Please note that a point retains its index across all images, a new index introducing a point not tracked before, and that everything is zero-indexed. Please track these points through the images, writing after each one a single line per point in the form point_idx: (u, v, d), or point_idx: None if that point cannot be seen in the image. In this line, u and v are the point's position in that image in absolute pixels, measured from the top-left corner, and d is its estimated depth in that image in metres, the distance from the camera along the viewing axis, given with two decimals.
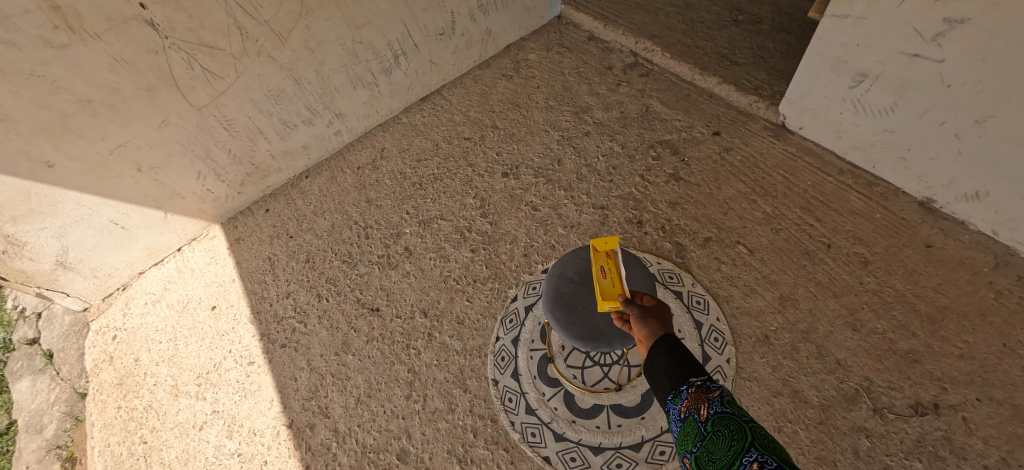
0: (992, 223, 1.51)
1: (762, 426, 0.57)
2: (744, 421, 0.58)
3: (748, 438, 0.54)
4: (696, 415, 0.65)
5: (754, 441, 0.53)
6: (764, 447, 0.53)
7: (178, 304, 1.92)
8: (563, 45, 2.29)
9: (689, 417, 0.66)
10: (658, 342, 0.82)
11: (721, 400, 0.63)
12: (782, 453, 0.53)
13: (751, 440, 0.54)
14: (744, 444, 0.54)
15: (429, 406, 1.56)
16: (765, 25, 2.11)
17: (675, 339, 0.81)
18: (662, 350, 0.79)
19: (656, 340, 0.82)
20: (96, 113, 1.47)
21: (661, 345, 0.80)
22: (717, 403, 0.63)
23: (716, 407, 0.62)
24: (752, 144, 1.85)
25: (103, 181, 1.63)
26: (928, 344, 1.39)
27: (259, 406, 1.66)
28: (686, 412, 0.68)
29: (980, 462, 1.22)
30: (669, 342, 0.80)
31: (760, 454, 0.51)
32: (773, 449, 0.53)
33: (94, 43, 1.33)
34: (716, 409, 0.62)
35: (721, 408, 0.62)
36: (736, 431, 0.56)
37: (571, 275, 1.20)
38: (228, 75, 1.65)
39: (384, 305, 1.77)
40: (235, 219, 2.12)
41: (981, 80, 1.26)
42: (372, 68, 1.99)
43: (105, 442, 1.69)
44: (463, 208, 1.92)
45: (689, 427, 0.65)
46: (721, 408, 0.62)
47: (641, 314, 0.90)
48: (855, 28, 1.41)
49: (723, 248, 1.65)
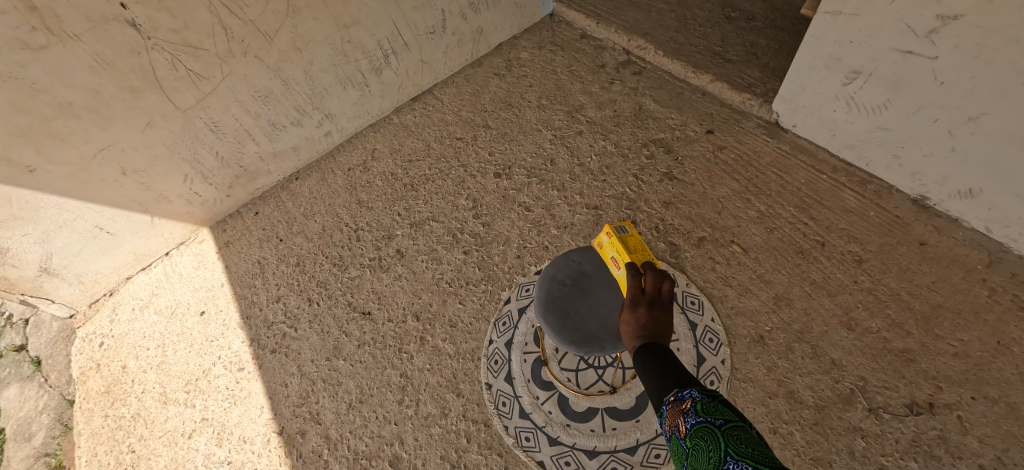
0: (986, 220, 1.50)
1: (736, 426, 0.55)
2: (717, 425, 0.56)
3: (723, 446, 0.52)
4: (677, 432, 0.64)
5: (729, 448, 0.52)
6: (739, 450, 0.51)
7: (166, 309, 1.89)
8: (556, 43, 2.27)
9: (673, 436, 0.64)
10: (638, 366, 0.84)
11: (694, 410, 0.62)
12: (759, 451, 0.51)
13: (725, 447, 0.52)
14: (720, 454, 0.52)
15: (422, 411, 1.54)
16: (758, 22, 2.10)
17: (651, 357, 0.82)
18: (645, 373, 0.81)
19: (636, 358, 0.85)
20: (77, 116, 1.43)
21: (642, 369, 0.82)
22: (691, 414, 0.62)
23: (691, 419, 0.61)
24: (745, 143, 1.83)
25: (86, 186, 1.59)
26: (922, 343, 1.39)
27: (249, 413, 1.64)
28: (670, 431, 0.66)
29: (975, 462, 1.22)
30: (648, 363, 0.81)
31: (736, 462, 0.49)
32: (749, 448, 0.51)
33: (73, 43, 1.29)
34: (692, 421, 0.61)
35: (696, 418, 0.60)
36: (711, 441, 0.55)
37: (563, 278, 1.18)
38: (213, 76, 1.61)
39: (376, 309, 1.75)
40: (224, 222, 2.08)
41: (974, 77, 1.24)
42: (361, 67, 1.96)
43: (92, 451, 1.66)
44: (455, 209, 1.89)
45: (676, 446, 0.64)
46: (696, 418, 0.61)
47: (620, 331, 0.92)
48: (848, 25, 1.39)
49: (718, 248, 1.64)
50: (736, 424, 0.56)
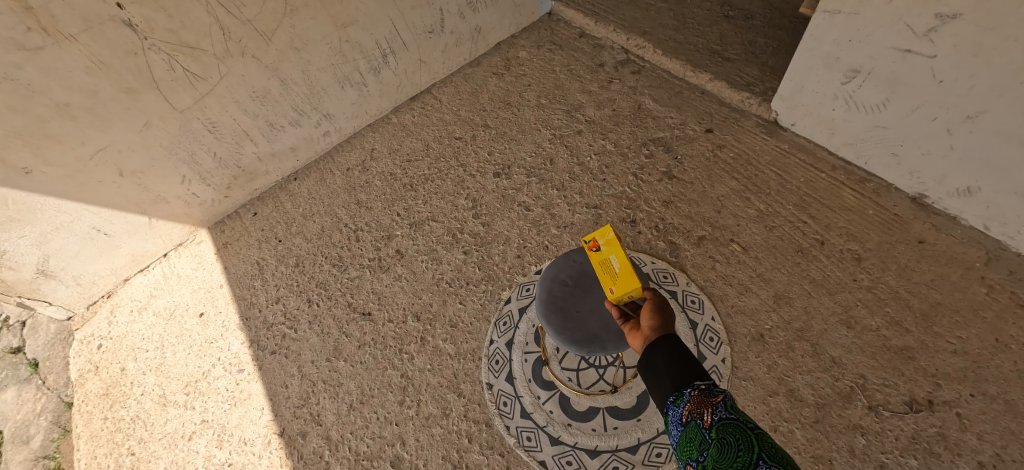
0: (983, 218, 1.51)
1: (768, 433, 0.56)
2: (750, 428, 0.57)
3: (754, 449, 0.53)
4: (699, 421, 0.63)
5: (762, 453, 0.52)
6: (772, 458, 0.51)
7: (165, 311, 1.88)
8: (554, 42, 2.27)
9: (692, 422, 0.65)
10: (656, 340, 0.81)
11: (724, 406, 0.62)
12: (790, 463, 0.51)
13: (758, 451, 0.52)
14: (751, 455, 0.52)
15: (423, 412, 1.54)
16: (756, 20, 2.10)
17: (676, 339, 0.80)
18: (660, 348, 0.79)
19: (661, 338, 0.80)
20: (74, 117, 1.42)
21: (660, 344, 0.79)
22: (721, 409, 0.62)
23: (721, 414, 0.61)
24: (744, 141, 1.84)
25: (82, 187, 1.58)
26: (921, 340, 1.39)
27: (249, 414, 1.63)
28: (688, 416, 0.66)
29: (975, 458, 1.23)
30: (672, 342, 0.79)
31: (768, 466, 0.49)
32: (780, 458, 0.52)
33: (70, 44, 1.28)
34: (721, 415, 0.61)
35: (727, 415, 0.61)
36: (742, 440, 0.55)
37: (565, 279, 1.18)
38: (210, 77, 1.61)
39: (376, 309, 1.75)
40: (222, 223, 2.08)
41: (972, 76, 1.25)
42: (360, 67, 1.96)
43: (92, 454, 1.65)
44: (454, 209, 1.89)
45: (691, 433, 0.64)
46: (725, 414, 0.61)
47: (654, 305, 0.89)
48: (847, 23, 1.40)
49: (718, 247, 1.64)
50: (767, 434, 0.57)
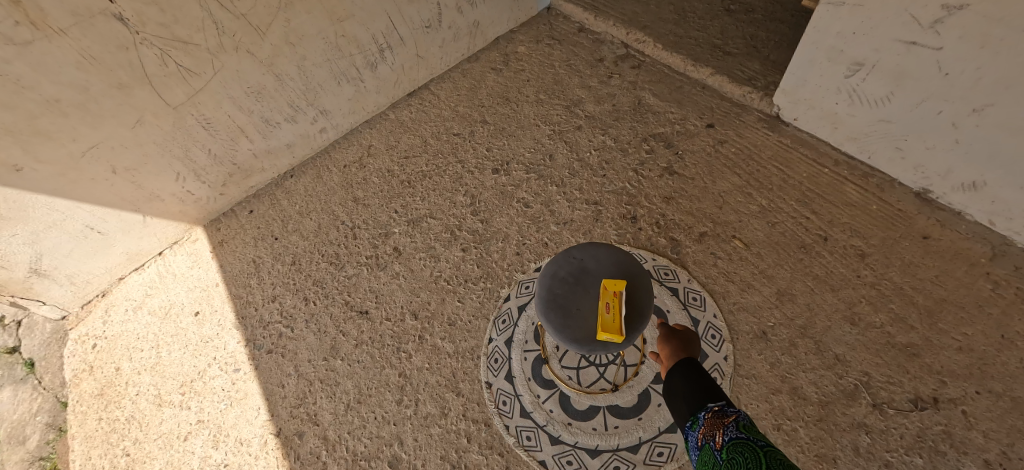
0: (989, 213, 1.49)
1: (777, 450, 0.57)
2: (760, 446, 0.58)
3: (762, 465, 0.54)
4: (714, 443, 0.65)
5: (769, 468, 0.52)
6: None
7: (160, 310, 1.86)
8: (553, 37, 2.24)
9: (707, 446, 0.66)
10: (673, 367, 0.91)
11: (735, 426, 0.64)
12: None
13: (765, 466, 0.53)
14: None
15: (421, 411, 1.52)
16: (758, 14, 2.07)
17: (690, 364, 0.90)
18: (679, 374, 0.89)
19: (675, 367, 0.91)
20: (66, 113, 1.40)
21: (678, 371, 0.89)
22: (732, 429, 0.64)
23: (731, 434, 0.63)
24: (746, 136, 1.81)
25: (75, 184, 1.56)
26: (926, 337, 1.37)
27: (246, 414, 1.61)
28: (704, 441, 0.68)
29: (981, 456, 1.21)
30: (687, 368, 0.89)
31: None
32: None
33: (59, 39, 1.26)
34: (732, 436, 0.63)
35: (738, 435, 0.62)
36: (750, 457, 0.56)
37: (565, 276, 1.14)
38: (204, 72, 1.58)
39: (373, 308, 1.73)
40: (219, 220, 2.05)
41: (980, 68, 1.22)
42: (357, 63, 1.93)
43: (86, 454, 1.63)
44: (452, 206, 1.87)
45: (707, 456, 0.66)
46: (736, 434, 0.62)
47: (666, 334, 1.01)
48: (851, 15, 1.37)
49: (720, 243, 1.62)
50: (777, 450, 0.58)
